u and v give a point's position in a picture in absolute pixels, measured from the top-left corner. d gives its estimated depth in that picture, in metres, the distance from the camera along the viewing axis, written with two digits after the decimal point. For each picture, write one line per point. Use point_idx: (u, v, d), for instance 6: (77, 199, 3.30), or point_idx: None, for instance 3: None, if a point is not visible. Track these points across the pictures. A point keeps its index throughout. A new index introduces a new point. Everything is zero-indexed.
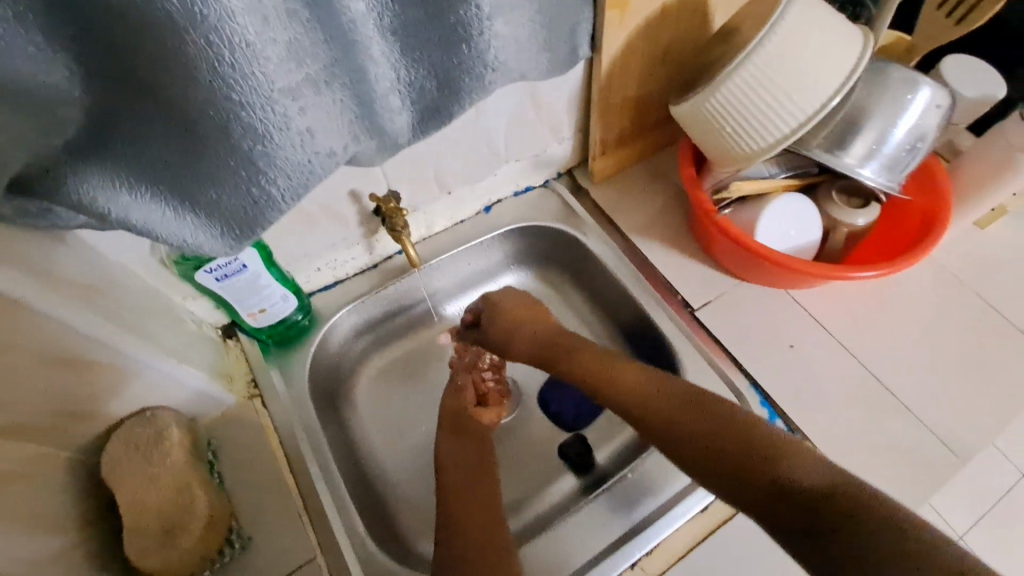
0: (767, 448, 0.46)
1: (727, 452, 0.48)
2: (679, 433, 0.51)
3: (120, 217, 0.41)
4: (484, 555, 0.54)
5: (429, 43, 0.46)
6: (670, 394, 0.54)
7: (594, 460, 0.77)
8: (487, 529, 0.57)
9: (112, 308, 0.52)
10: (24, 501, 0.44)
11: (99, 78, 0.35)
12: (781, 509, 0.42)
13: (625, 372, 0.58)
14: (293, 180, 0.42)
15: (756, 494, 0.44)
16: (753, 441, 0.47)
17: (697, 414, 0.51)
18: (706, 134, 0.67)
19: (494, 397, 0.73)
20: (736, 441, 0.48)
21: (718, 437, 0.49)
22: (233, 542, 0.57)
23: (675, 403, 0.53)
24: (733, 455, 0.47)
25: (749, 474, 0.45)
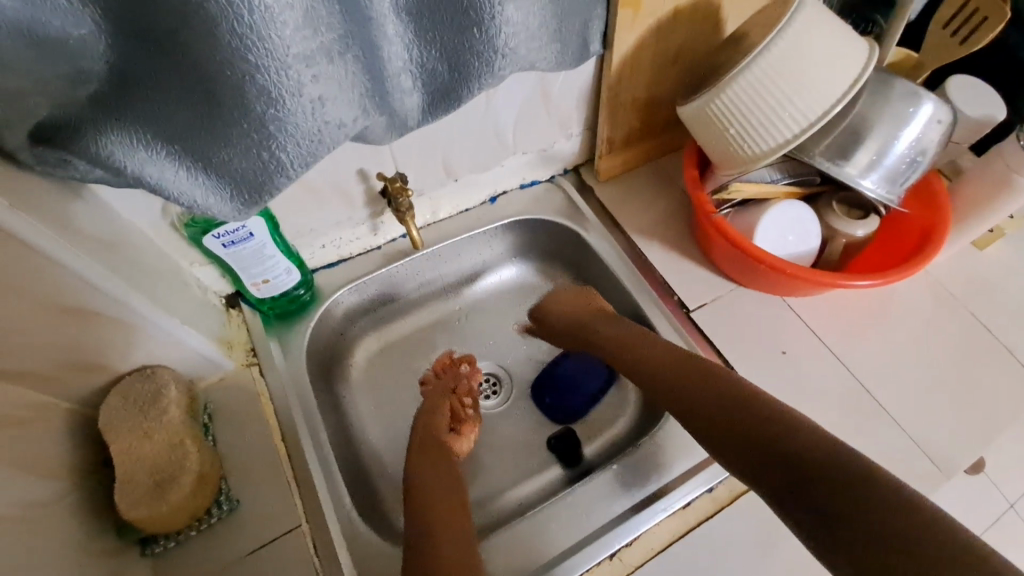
0: (773, 422, 0.48)
1: (737, 426, 0.51)
2: (695, 410, 0.55)
3: (134, 171, 0.43)
4: (455, 537, 0.54)
5: (441, 26, 0.47)
6: (687, 373, 0.58)
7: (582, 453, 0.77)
8: (455, 524, 0.56)
9: (122, 263, 0.53)
10: (20, 442, 0.46)
11: (122, 33, 0.37)
12: (783, 480, 0.45)
13: (649, 345, 0.64)
14: (302, 147, 0.44)
15: (760, 463, 0.47)
16: (759, 415, 0.50)
17: (711, 390, 0.55)
18: (711, 135, 0.68)
19: (470, 423, 0.73)
20: (744, 415, 0.51)
21: (727, 413, 0.52)
22: (222, 503, 0.58)
23: (692, 381, 0.57)
24: (742, 428, 0.50)
25: (755, 447, 0.48)
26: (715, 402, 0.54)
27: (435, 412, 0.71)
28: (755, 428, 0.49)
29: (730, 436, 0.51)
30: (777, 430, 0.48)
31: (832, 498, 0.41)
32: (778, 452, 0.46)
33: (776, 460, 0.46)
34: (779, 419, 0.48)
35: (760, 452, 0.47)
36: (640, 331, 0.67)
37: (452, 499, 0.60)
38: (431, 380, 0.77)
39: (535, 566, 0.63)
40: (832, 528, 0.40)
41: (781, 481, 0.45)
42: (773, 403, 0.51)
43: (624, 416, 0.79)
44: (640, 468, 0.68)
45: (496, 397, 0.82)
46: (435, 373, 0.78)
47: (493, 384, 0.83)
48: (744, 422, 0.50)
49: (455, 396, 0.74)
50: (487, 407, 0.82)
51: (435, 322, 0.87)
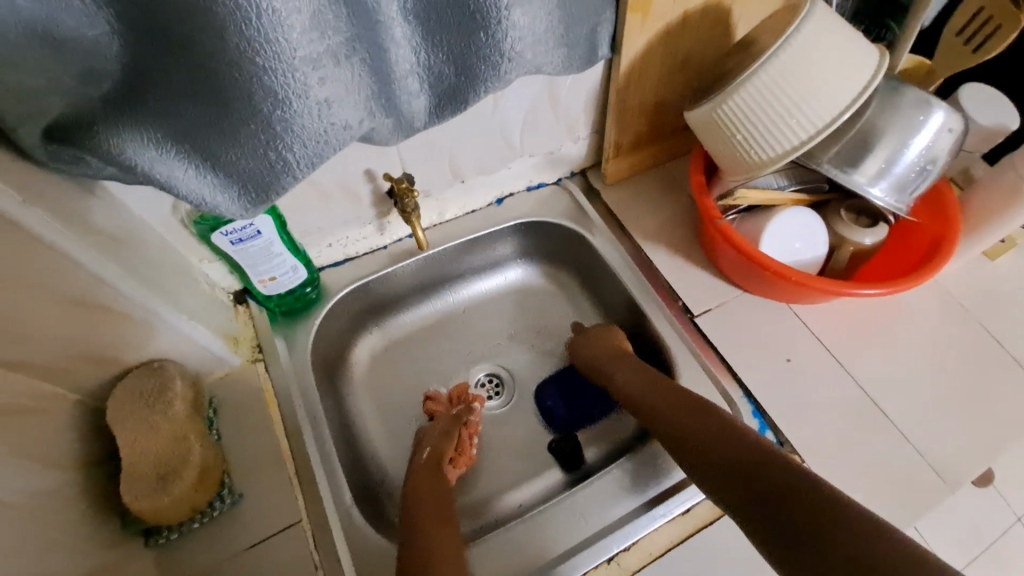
0: (756, 456, 0.49)
1: (725, 460, 0.51)
2: (691, 446, 0.56)
3: (145, 170, 0.44)
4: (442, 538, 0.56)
5: (449, 29, 0.48)
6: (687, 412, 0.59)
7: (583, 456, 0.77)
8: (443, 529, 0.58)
9: (130, 259, 0.54)
10: (29, 432, 0.47)
11: (134, 34, 0.38)
12: (758, 509, 0.45)
13: (655, 384, 0.66)
14: (309, 147, 0.45)
15: (742, 494, 0.47)
16: (745, 448, 0.50)
17: (704, 429, 0.56)
18: (719, 140, 0.68)
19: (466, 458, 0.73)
20: (732, 449, 0.51)
21: (718, 447, 0.53)
22: (224, 497, 0.59)
23: (689, 419, 0.58)
24: (728, 462, 0.50)
25: (734, 478, 0.49)
26: (707, 438, 0.54)
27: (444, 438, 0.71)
28: (737, 461, 0.50)
29: (718, 469, 0.51)
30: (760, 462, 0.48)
31: (796, 525, 0.41)
32: (759, 483, 0.46)
33: (756, 490, 0.46)
34: (762, 453, 0.49)
35: (743, 482, 0.48)
36: (654, 376, 0.67)
37: (439, 506, 0.61)
38: (437, 401, 0.78)
39: (531, 568, 0.63)
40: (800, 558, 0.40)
41: (759, 510, 0.45)
42: (758, 440, 0.51)
43: (626, 420, 0.79)
44: (639, 473, 0.68)
45: (499, 398, 0.83)
46: (443, 399, 0.78)
47: (496, 385, 0.84)
48: (731, 458, 0.51)
49: (463, 426, 0.74)
50: (489, 408, 0.82)
51: (439, 322, 0.87)
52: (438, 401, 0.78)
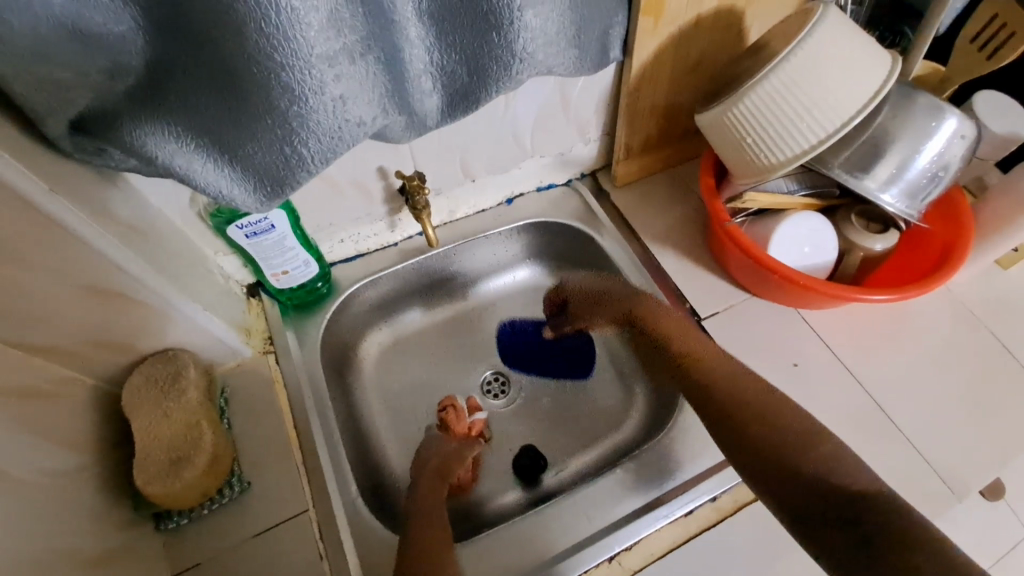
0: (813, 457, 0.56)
1: (765, 447, 0.59)
2: (733, 420, 0.62)
3: (164, 162, 0.45)
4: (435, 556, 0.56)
5: (462, 29, 0.49)
6: (738, 377, 0.64)
7: (543, 478, 0.77)
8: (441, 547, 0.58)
9: (149, 249, 0.55)
10: (46, 414, 0.49)
11: (157, 31, 0.39)
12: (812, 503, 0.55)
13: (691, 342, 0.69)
14: (323, 143, 0.46)
15: (786, 487, 0.56)
16: (797, 445, 0.58)
17: (749, 411, 0.61)
18: (729, 144, 0.68)
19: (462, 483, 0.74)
20: (785, 441, 0.58)
21: (767, 440, 0.59)
22: (233, 485, 0.60)
23: (728, 395, 0.63)
24: (779, 451, 0.58)
25: (783, 471, 0.57)
26: (748, 420, 0.60)
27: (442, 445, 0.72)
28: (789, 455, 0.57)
29: (761, 455, 0.59)
30: (817, 461, 0.56)
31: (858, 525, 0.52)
32: (809, 478, 0.55)
33: (804, 485, 0.55)
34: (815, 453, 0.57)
35: (790, 478, 0.56)
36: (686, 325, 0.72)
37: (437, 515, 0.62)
38: (458, 417, 0.75)
39: (533, 565, 0.64)
40: (841, 546, 0.52)
41: (807, 504, 0.55)
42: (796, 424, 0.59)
43: (631, 419, 0.79)
44: (646, 473, 0.68)
45: (505, 396, 0.83)
46: (465, 422, 0.75)
47: (502, 383, 0.84)
48: (777, 444, 0.58)
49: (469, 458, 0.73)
50: (495, 405, 0.82)
51: (448, 319, 0.88)
52: (457, 416, 0.75)
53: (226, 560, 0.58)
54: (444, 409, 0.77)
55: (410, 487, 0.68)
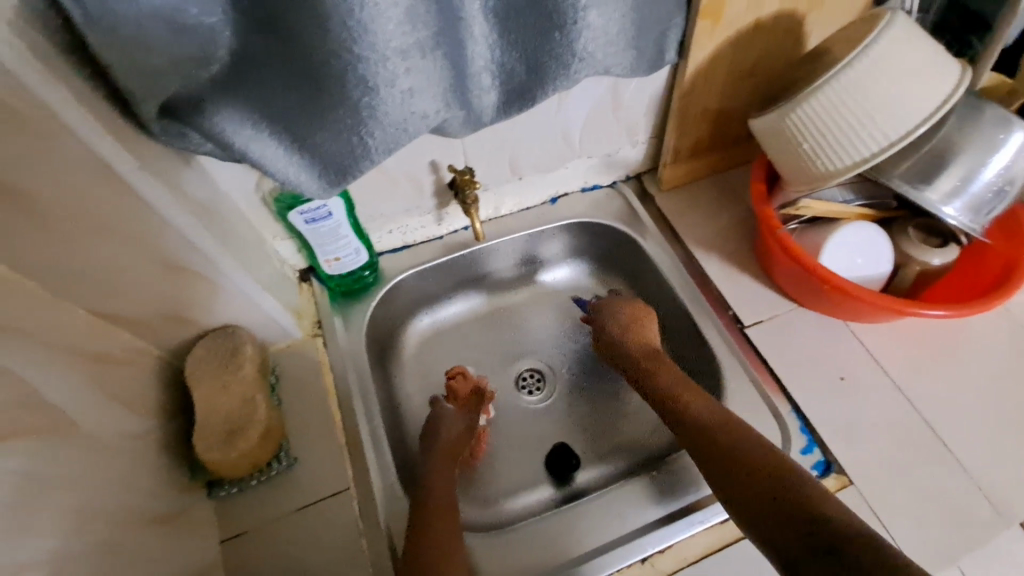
0: (790, 487, 0.52)
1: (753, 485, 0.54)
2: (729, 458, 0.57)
3: (239, 147, 0.48)
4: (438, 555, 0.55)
5: (526, 29, 0.50)
6: (714, 414, 0.62)
7: (575, 476, 0.77)
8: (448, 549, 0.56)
9: (218, 229, 0.58)
10: (118, 378, 0.52)
11: (246, 23, 0.41)
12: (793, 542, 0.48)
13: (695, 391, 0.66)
14: (388, 134, 0.48)
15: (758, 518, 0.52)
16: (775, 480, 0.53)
17: (724, 441, 0.59)
18: (783, 150, 0.67)
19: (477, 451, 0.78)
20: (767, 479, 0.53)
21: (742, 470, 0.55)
22: (281, 459, 0.63)
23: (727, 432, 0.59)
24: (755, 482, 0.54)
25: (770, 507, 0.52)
26: (724, 449, 0.58)
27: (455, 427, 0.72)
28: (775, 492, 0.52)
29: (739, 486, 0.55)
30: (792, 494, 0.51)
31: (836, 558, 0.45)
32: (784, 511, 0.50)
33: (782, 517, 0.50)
34: (790, 483, 0.52)
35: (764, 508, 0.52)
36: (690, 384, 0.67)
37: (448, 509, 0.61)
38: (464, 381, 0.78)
39: (563, 560, 0.64)
40: None
41: (781, 535, 0.49)
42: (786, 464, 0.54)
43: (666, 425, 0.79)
44: (672, 481, 0.68)
45: (540, 393, 0.84)
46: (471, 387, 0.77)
47: (538, 379, 0.85)
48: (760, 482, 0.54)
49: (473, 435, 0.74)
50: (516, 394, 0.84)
51: (488, 314, 0.89)
52: (465, 383, 0.77)
53: (273, 531, 0.60)
54: (451, 375, 0.79)
55: (419, 464, 0.69)
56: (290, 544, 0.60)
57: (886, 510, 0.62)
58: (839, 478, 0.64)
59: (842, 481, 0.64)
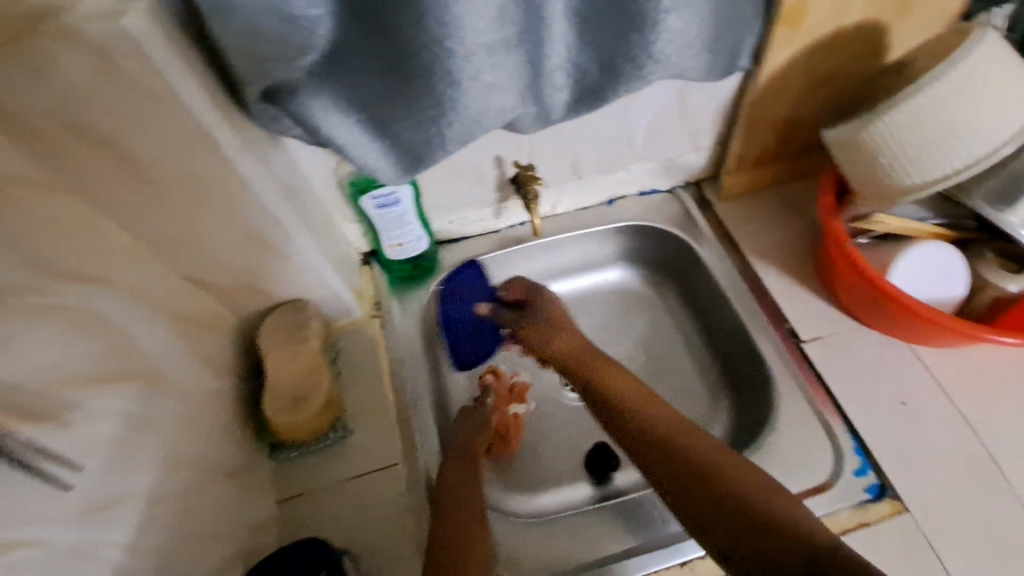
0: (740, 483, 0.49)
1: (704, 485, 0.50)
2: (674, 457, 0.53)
3: (327, 134, 0.51)
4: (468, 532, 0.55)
5: (605, 31, 0.51)
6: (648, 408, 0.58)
7: (611, 478, 0.77)
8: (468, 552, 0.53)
9: (299, 208, 0.62)
10: (202, 339, 0.56)
11: (347, 17, 0.45)
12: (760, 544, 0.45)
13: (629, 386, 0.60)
14: (465, 126, 0.51)
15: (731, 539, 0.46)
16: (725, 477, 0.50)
17: (674, 444, 0.53)
18: (857, 162, 0.64)
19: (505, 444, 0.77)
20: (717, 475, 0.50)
21: (696, 477, 0.50)
22: (337, 430, 0.66)
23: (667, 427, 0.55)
24: (721, 492, 0.49)
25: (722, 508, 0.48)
26: (678, 457, 0.52)
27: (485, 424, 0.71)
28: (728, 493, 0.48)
29: (702, 499, 0.49)
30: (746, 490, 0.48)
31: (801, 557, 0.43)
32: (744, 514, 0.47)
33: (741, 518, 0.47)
34: (759, 490, 0.48)
35: (742, 524, 0.46)
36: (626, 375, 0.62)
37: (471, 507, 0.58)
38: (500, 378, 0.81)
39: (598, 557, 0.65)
40: None
41: (742, 540, 0.46)
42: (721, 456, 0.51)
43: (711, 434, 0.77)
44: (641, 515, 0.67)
45: None
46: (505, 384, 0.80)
47: None
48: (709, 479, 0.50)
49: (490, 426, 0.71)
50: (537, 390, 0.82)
51: None
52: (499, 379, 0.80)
53: (325, 497, 0.64)
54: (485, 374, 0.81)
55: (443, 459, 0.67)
56: (341, 509, 0.63)
57: (942, 543, 0.59)
58: (892, 504, 0.62)
59: (896, 506, 0.62)
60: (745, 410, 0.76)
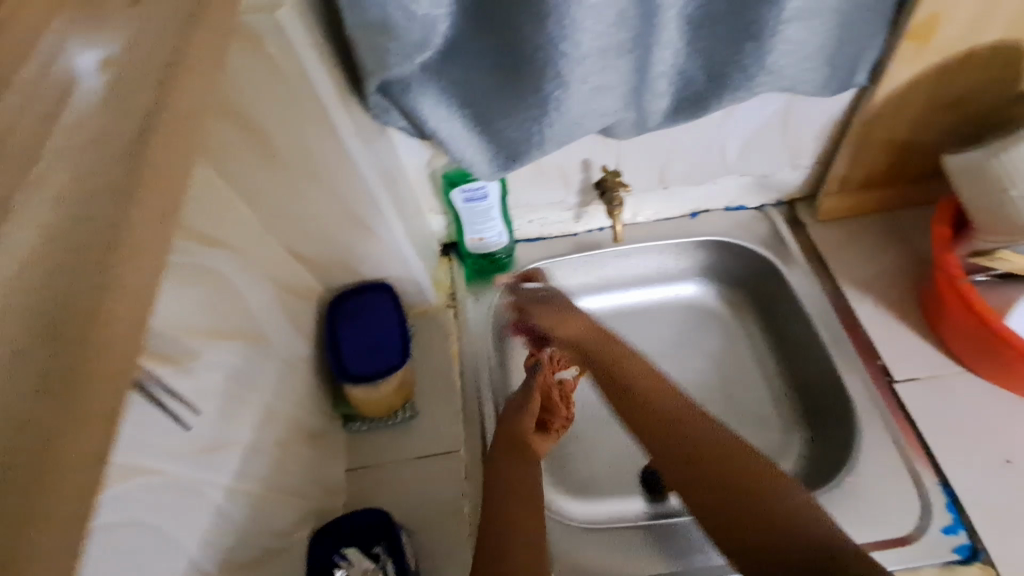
0: (745, 470, 0.51)
1: (699, 468, 0.53)
2: (669, 445, 0.55)
3: (431, 127, 0.53)
4: (527, 512, 0.54)
5: (718, 39, 0.50)
6: (654, 391, 0.59)
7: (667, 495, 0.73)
8: (539, 525, 0.54)
9: (395, 195, 0.65)
10: (297, 309, 0.61)
11: (469, 17, 0.47)
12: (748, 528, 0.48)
13: (637, 372, 0.61)
14: (565, 127, 0.53)
15: (721, 510, 0.50)
16: (726, 466, 0.52)
17: (681, 424, 0.56)
18: (979, 192, 0.60)
19: (562, 422, 0.69)
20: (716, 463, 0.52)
21: (688, 456, 0.54)
22: (405, 410, 0.69)
23: (675, 414, 0.56)
24: (702, 463, 0.53)
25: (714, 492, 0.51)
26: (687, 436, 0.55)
27: (521, 411, 0.66)
28: (728, 476, 0.51)
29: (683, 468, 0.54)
30: (745, 483, 0.50)
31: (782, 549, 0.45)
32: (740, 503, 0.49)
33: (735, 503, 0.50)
34: (752, 479, 0.50)
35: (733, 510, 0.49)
36: (630, 355, 0.63)
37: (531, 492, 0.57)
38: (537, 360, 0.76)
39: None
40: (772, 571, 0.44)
41: (725, 514, 0.50)
42: (729, 442, 0.53)
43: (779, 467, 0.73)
44: (676, 546, 0.64)
45: None
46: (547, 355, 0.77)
47: None
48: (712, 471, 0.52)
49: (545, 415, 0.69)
50: (596, 393, 0.81)
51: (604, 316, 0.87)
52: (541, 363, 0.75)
53: (388, 471, 0.67)
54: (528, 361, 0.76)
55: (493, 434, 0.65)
56: (405, 485, 0.66)
57: None
58: (983, 570, 0.56)
59: (988, 571, 0.56)
60: (822, 445, 0.72)
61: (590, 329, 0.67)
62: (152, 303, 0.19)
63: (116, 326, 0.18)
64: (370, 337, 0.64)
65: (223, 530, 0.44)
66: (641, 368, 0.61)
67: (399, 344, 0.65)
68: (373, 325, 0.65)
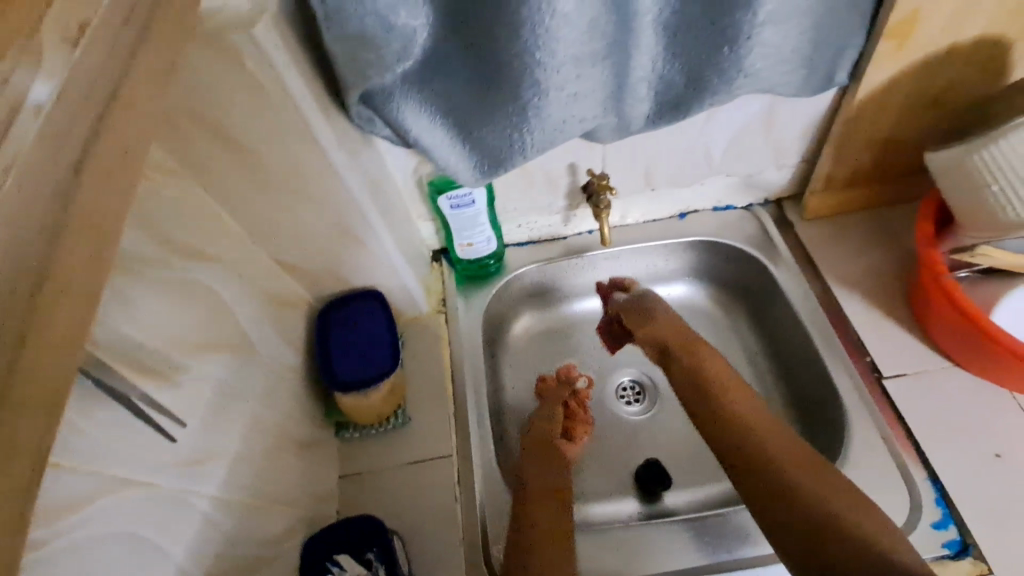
0: (824, 484, 0.52)
1: (767, 474, 0.55)
2: (750, 449, 0.57)
3: (413, 136, 0.54)
4: (553, 506, 0.62)
5: (695, 44, 0.51)
6: (743, 406, 0.62)
7: (661, 495, 0.74)
8: (558, 520, 0.60)
9: (383, 203, 0.66)
10: (285, 318, 0.61)
11: (446, 28, 0.47)
12: (811, 533, 0.49)
13: (739, 396, 0.63)
14: (545, 134, 0.53)
15: (783, 517, 0.51)
16: (801, 478, 0.53)
17: (758, 436, 0.58)
18: (964, 187, 0.60)
19: (583, 428, 0.73)
20: (790, 470, 0.54)
21: (766, 463, 0.55)
22: (397, 417, 0.70)
23: (767, 428, 0.59)
24: (776, 469, 0.55)
25: (777, 497, 0.53)
26: (757, 448, 0.57)
27: (548, 420, 0.72)
28: (799, 488, 0.52)
29: (752, 474, 0.56)
30: (819, 495, 0.51)
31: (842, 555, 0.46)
32: (804, 509, 0.51)
33: (802, 512, 0.50)
34: (827, 490, 0.51)
35: (797, 517, 0.50)
36: (734, 377, 0.65)
37: (555, 488, 0.64)
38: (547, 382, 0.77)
39: None
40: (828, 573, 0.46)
41: (786, 521, 0.51)
42: (814, 461, 0.54)
43: None
44: (716, 531, 0.63)
45: (639, 405, 0.81)
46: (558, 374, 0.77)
47: (637, 391, 0.82)
48: (783, 479, 0.53)
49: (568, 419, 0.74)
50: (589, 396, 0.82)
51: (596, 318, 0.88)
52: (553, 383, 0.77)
53: (381, 478, 0.67)
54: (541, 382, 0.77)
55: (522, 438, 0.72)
56: (397, 491, 0.66)
57: None
58: (975, 565, 0.57)
59: (978, 567, 0.56)
60: (813, 442, 0.72)
61: (678, 333, 0.70)
62: (78, 331, 0.20)
63: (58, 329, 0.19)
64: (358, 345, 0.64)
65: (211, 541, 0.45)
66: (739, 391, 0.63)
67: (389, 349, 0.65)
68: (361, 332, 0.65)
